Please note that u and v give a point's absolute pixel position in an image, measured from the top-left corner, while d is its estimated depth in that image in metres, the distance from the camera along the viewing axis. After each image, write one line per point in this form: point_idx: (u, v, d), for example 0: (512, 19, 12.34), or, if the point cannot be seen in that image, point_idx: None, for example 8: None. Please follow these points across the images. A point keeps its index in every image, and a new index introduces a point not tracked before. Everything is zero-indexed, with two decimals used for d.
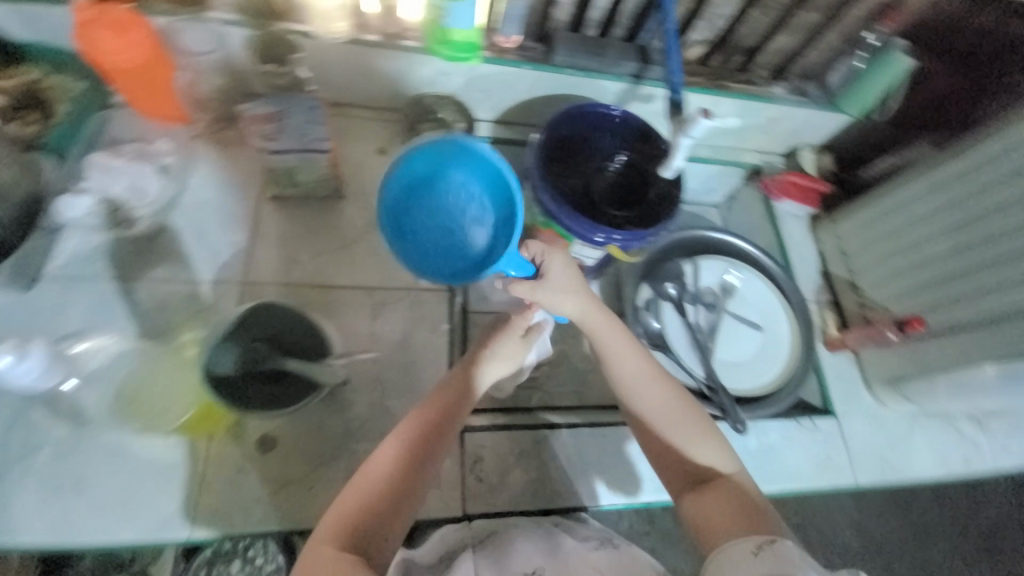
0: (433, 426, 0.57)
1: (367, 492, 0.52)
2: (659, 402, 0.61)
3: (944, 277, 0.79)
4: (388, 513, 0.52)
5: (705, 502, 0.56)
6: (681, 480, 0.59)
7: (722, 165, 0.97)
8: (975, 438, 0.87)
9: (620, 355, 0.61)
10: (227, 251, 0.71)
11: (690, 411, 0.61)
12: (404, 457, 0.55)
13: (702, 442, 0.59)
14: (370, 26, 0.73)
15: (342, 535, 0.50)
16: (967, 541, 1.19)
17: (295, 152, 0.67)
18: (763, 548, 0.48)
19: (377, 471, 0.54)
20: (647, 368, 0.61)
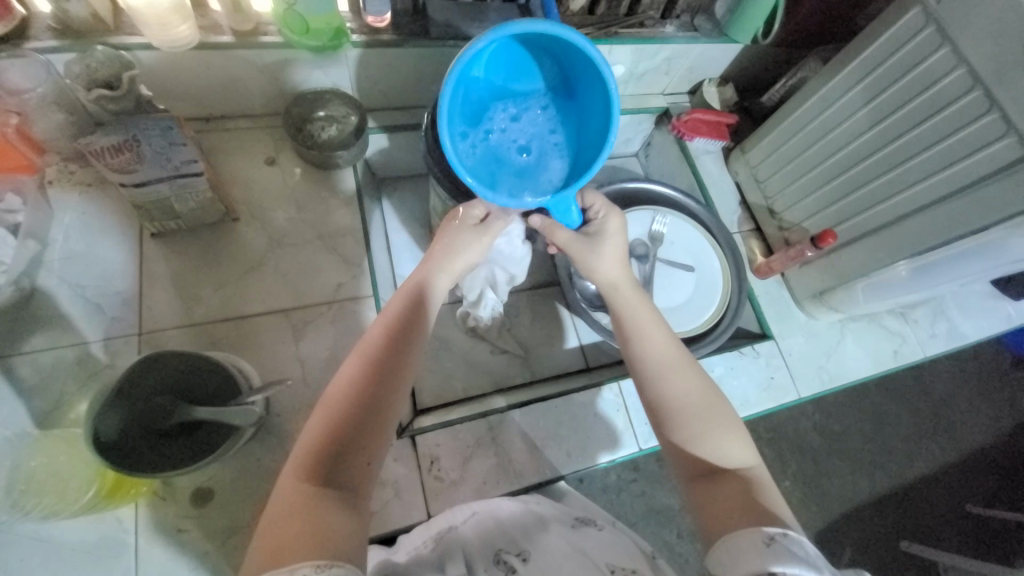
0: (401, 330, 0.50)
1: (340, 416, 0.44)
2: (691, 390, 0.53)
3: (846, 190, 0.80)
4: (366, 434, 0.44)
5: (712, 491, 0.47)
6: (683, 466, 0.50)
7: (631, 114, 0.97)
8: (901, 331, 0.93)
9: (648, 332, 0.56)
10: (115, 302, 0.65)
11: (717, 409, 0.52)
12: (373, 368, 0.47)
13: (722, 436, 0.50)
14: (220, 27, 0.66)
15: (314, 472, 0.42)
16: (917, 419, 1.30)
17: (164, 180, 0.60)
18: (776, 542, 0.40)
19: (347, 386, 0.46)
20: (670, 349, 0.55)
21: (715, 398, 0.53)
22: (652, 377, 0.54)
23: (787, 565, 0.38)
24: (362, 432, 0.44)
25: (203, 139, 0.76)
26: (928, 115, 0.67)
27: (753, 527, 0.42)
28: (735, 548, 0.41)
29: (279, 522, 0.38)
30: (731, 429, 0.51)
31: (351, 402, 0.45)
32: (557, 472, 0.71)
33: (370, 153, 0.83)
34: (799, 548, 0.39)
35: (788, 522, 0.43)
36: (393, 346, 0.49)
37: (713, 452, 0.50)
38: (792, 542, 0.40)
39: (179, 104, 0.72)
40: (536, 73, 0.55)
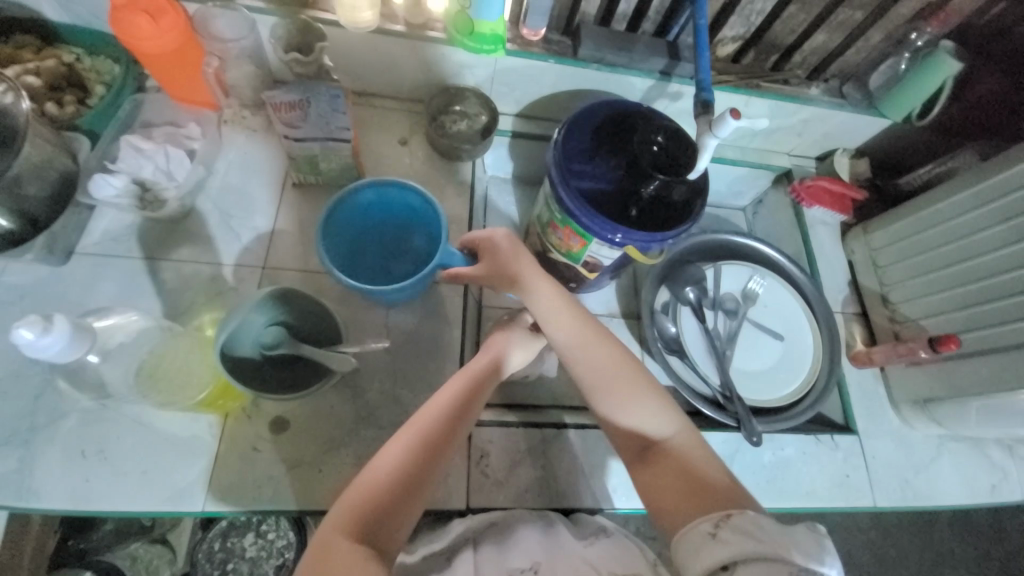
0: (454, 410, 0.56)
1: (389, 481, 0.51)
2: (600, 370, 0.60)
3: (983, 296, 0.74)
4: (407, 503, 0.51)
5: (654, 471, 0.56)
6: (630, 451, 0.59)
7: (750, 168, 0.95)
8: (1007, 465, 0.82)
9: (559, 320, 0.62)
10: (249, 235, 0.73)
11: (629, 378, 0.60)
12: (423, 441, 0.54)
13: (635, 405, 0.59)
14: (396, 17, 0.74)
15: (354, 526, 0.49)
16: (999, 569, 1.14)
17: (318, 140, 0.68)
18: (721, 528, 0.46)
19: (401, 455, 0.53)
20: (585, 332, 0.62)
21: (633, 368, 0.61)
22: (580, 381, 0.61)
23: (732, 548, 0.44)
24: (404, 498, 0.51)
25: (354, 110, 0.84)
26: None
27: (704, 516, 0.48)
28: (690, 541, 0.47)
29: (326, 562, 0.45)
30: (643, 395, 0.59)
31: (401, 467, 0.52)
32: (602, 505, 0.69)
33: (490, 152, 0.89)
34: (746, 524, 0.46)
35: (740, 501, 0.49)
36: (450, 423, 0.56)
37: (642, 424, 0.58)
38: (742, 521, 0.46)
39: (343, 76, 0.80)
40: (388, 214, 0.71)
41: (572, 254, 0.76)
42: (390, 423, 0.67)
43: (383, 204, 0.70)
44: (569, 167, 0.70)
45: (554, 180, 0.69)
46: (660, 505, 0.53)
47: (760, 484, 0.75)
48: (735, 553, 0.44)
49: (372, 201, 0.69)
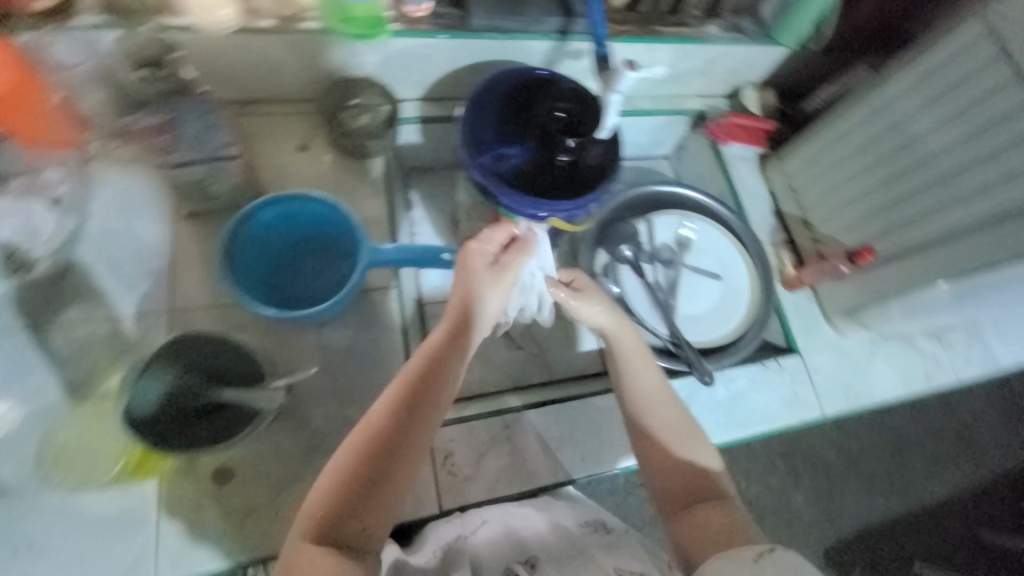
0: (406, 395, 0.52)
1: (351, 476, 0.49)
2: (658, 425, 0.58)
3: (887, 204, 0.77)
4: (372, 500, 0.49)
5: (695, 519, 0.53)
6: (671, 501, 0.55)
7: (665, 116, 0.95)
8: (934, 353, 0.89)
9: (638, 372, 0.60)
10: (146, 281, 0.66)
11: (693, 441, 0.58)
12: (385, 429, 0.50)
13: (701, 460, 0.57)
14: (261, 11, 0.66)
15: (320, 527, 0.47)
16: (944, 441, 1.26)
17: (201, 163, 0.63)
18: (765, 558, 0.44)
19: (353, 452, 0.49)
20: (634, 389, 0.59)
21: (693, 430, 0.58)
22: (644, 420, 0.58)
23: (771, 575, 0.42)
24: (365, 497, 0.48)
25: (239, 122, 0.76)
26: (982, 133, 0.64)
27: (745, 547, 0.46)
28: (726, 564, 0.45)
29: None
30: (705, 456, 0.57)
31: (356, 468, 0.49)
32: (568, 476, 0.70)
33: (401, 142, 0.84)
34: (789, 559, 0.43)
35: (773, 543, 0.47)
36: (408, 411, 0.51)
37: (701, 481, 0.56)
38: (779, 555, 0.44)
39: (217, 86, 0.72)
40: (296, 231, 0.67)
41: None
42: None
43: (286, 221, 0.65)
44: (480, 146, 0.67)
45: (466, 164, 0.66)
46: (689, 544, 0.51)
47: (718, 420, 0.78)
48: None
49: (274, 220, 0.64)
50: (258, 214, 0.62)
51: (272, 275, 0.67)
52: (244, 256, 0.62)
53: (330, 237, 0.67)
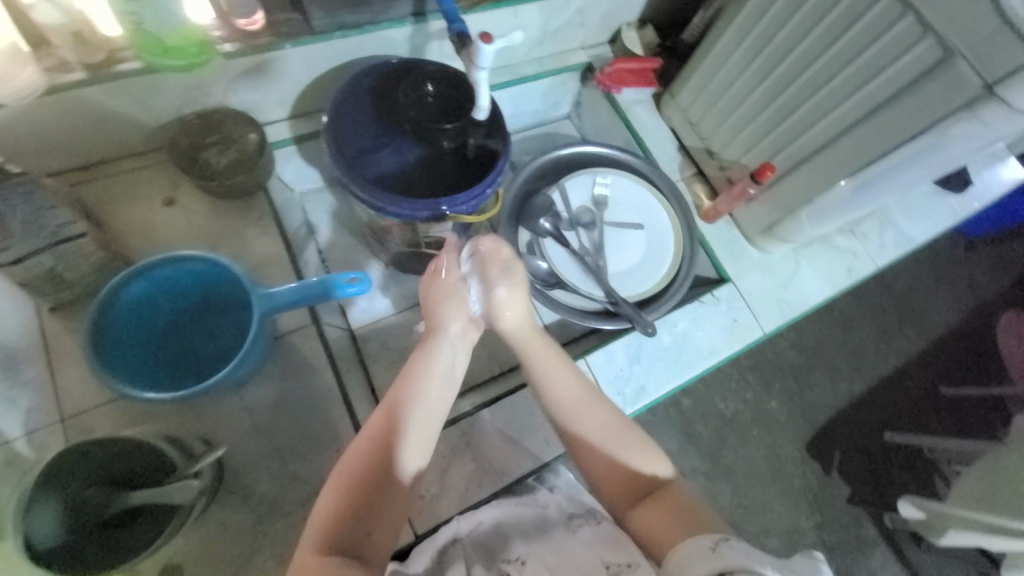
0: (412, 398, 0.53)
1: (354, 486, 0.49)
2: (595, 429, 0.57)
3: (779, 117, 0.77)
4: (382, 505, 0.50)
5: (649, 514, 0.52)
6: (621, 497, 0.55)
7: (553, 76, 0.92)
8: (852, 246, 0.93)
9: (555, 378, 0.59)
10: (24, 394, 0.59)
11: (628, 439, 0.56)
12: (385, 435, 0.51)
13: (642, 451, 0.56)
14: (67, 63, 0.59)
15: (326, 540, 0.47)
16: (880, 314, 1.37)
17: (44, 250, 0.56)
18: (721, 546, 0.45)
19: (365, 455, 0.50)
20: (572, 391, 0.58)
21: (626, 426, 0.57)
22: (575, 427, 0.57)
23: (727, 564, 0.42)
24: (375, 503, 0.50)
25: (86, 190, 0.69)
26: (843, 30, 0.65)
27: (701, 537, 0.47)
28: (687, 556, 0.46)
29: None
30: (642, 449, 0.56)
31: (367, 474, 0.50)
32: (549, 457, 0.70)
33: (281, 169, 0.78)
34: (743, 549, 0.44)
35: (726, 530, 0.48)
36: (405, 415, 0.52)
37: (642, 473, 0.55)
38: (732, 545, 0.45)
39: (50, 157, 0.65)
40: (181, 294, 0.60)
41: (410, 241, 0.70)
42: (298, 502, 0.61)
43: (166, 288, 0.59)
44: (355, 159, 0.63)
45: (344, 180, 0.61)
46: (648, 541, 0.51)
47: (670, 365, 0.80)
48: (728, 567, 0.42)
49: (149, 290, 0.57)
50: (128, 288, 0.55)
51: (160, 355, 0.61)
52: (117, 341, 0.56)
53: (216, 296, 0.61)
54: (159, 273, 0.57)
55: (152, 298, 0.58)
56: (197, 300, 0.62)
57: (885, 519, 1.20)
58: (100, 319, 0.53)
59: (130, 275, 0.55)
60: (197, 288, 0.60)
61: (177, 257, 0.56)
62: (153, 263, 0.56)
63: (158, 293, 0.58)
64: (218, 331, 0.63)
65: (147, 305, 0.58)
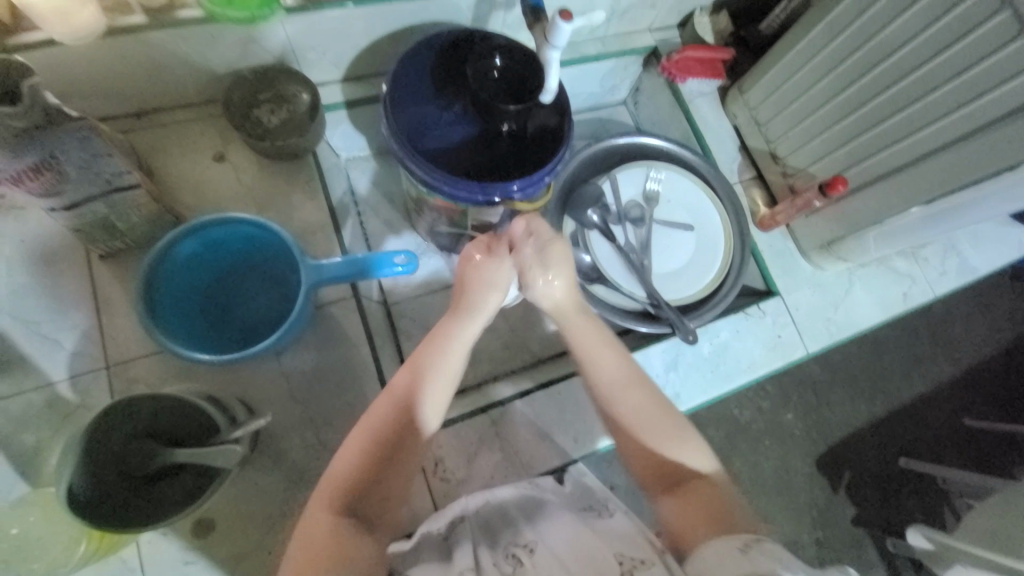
0: (432, 372, 0.51)
1: (370, 454, 0.49)
2: (641, 410, 0.54)
3: (859, 128, 0.72)
4: (393, 473, 0.50)
5: (681, 502, 0.50)
6: (654, 483, 0.54)
7: (616, 58, 0.87)
8: (910, 271, 0.88)
9: (601, 356, 0.56)
10: (74, 337, 0.60)
11: (671, 425, 0.54)
12: (405, 407, 0.50)
13: (683, 442, 0.53)
14: (128, 4, 0.57)
15: (338, 500, 0.47)
16: (917, 338, 1.31)
17: (99, 198, 0.55)
18: (751, 548, 0.42)
19: (384, 420, 0.50)
20: (620, 372, 0.56)
21: (670, 412, 0.55)
22: (611, 402, 0.55)
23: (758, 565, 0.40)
24: (393, 464, 0.50)
25: (139, 139, 0.68)
26: (949, 43, 0.59)
27: (731, 537, 0.45)
28: (713, 555, 0.44)
29: (309, 549, 0.44)
30: (682, 439, 0.53)
31: (390, 436, 0.50)
32: (582, 451, 0.69)
33: (330, 133, 0.76)
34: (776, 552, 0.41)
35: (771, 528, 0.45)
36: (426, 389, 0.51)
37: (679, 463, 0.53)
38: (768, 547, 0.42)
39: (105, 101, 0.65)
40: (225, 255, 0.60)
41: (456, 223, 0.68)
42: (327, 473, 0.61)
43: (213, 249, 0.58)
44: (413, 133, 0.61)
45: (399, 157, 0.59)
46: (678, 529, 0.49)
47: (706, 376, 0.78)
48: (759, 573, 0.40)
49: (197, 248, 0.57)
50: (177, 246, 0.55)
51: (202, 317, 0.61)
52: (165, 298, 0.55)
53: (262, 260, 0.61)
54: (210, 232, 0.56)
55: (198, 258, 0.58)
56: (240, 264, 0.62)
57: (887, 542, 1.17)
58: (150, 276, 0.53)
59: (181, 233, 0.54)
60: (243, 249, 0.60)
61: (228, 219, 0.55)
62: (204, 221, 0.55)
63: (206, 253, 0.58)
64: (260, 296, 0.63)
65: (193, 264, 0.58)
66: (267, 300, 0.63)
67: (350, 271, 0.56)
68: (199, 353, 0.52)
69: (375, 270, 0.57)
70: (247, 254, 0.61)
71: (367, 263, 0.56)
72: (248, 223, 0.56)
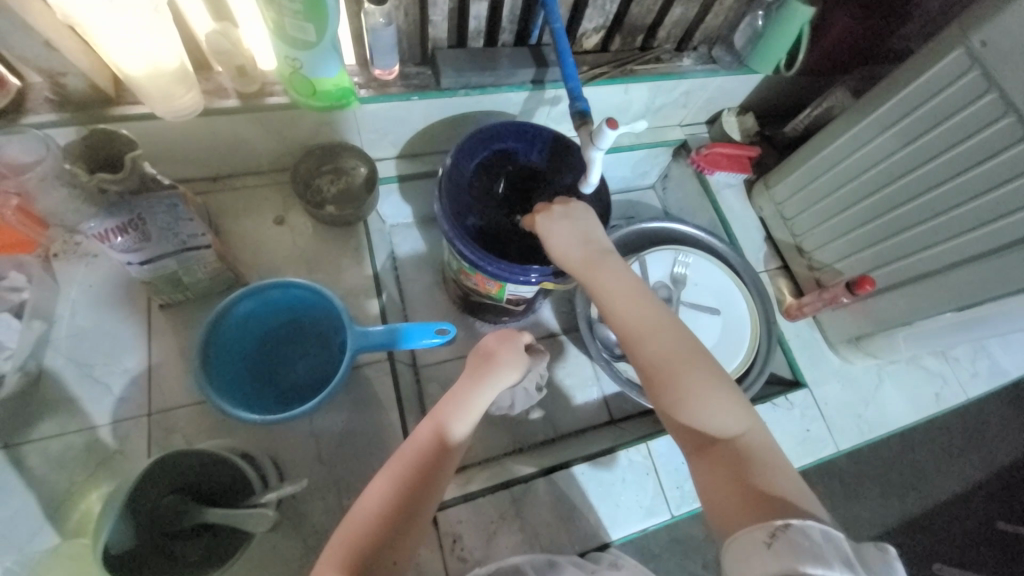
0: (447, 428, 0.51)
1: (385, 506, 0.48)
2: (665, 355, 0.53)
3: (885, 233, 0.75)
4: (406, 532, 0.47)
5: (711, 470, 0.48)
6: (684, 442, 0.52)
7: (648, 149, 0.94)
8: (941, 371, 0.88)
9: (621, 303, 0.56)
10: (123, 382, 0.63)
11: (699, 365, 0.52)
12: (419, 458, 0.50)
13: (711, 399, 0.51)
14: (225, 89, 0.65)
15: (350, 560, 0.45)
16: (951, 435, 1.26)
17: (170, 255, 0.60)
18: (779, 539, 0.41)
19: (399, 473, 0.49)
20: (646, 322, 0.55)
21: (698, 360, 0.53)
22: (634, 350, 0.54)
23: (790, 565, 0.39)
24: (402, 524, 0.47)
25: (210, 199, 0.75)
26: (972, 164, 0.63)
27: (757, 522, 0.43)
28: (741, 548, 0.42)
29: None
30: (710, 388, 0.51)
31: (405, 490, 0.48)
32: (604, 538, 0.67)
33: (381, 203, 0.83)
34: (804, 541, 0.40)
35: (800, 508, 0.44)
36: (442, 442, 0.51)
37: (708, 421, 0.50)
38: (796, 533, 0.41)
39: (188, 165, 0.72)
40: (276, 317, 0.63)
41: (492, 296, 0.70)
42: None
43: (266, 311, 0.62)
44: (462, 215, 0.65)
45: (449, 236, 0.63)
46: (712, 506, 0.47)
47: None
48: (794, 567, 0.39)
49: (252, 309, 0.60)
50: (236, 307, 0.58)
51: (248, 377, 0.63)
52: (218, 357, 0.58)
53: (309, 322, 0.65)
54: (268, 295, 0.60)
55: (251, 319, 0.61)
56: (287, 325, 0.65)
57: None
58: (208, 336, 0.56)
59: (243, 295, 0.58)
60: (293, 311, 0.64)
61: (287, 282, 0.59)
62: (263, 283, 0.59)
63: (259, 314, 0.61)
64: (303, 357, 0.66)
65: (247, 325, 0.61)
66: (310, 361, 0.66)
67: (394, 339, 0.59)
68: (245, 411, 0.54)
69: (416, 340, 0.59)
70: (296, 316, 0.64)
71: (410, 333, 0.59)
72: (302, 287, 0.60)
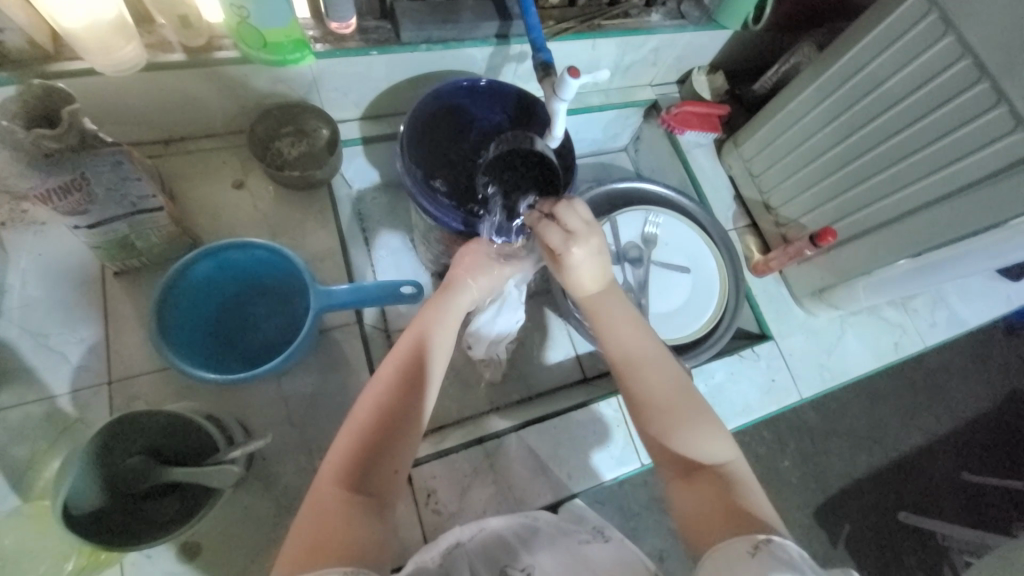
0: (424, 343, 0.52)
1: (372, 420, 0.48)
2: (661, 387, 0.54)
3: (848, 183, 0.76)
4: (395, 443, 0.48)
5: (695, 491, 0.49)
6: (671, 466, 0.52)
7: (618, 109, 0.93)
8: (900, 322, 0.91)
9: (622, 332, 0.56)
10: (81, 351, 0.61)
11: (692, 405, 0.54)
12: (400, 374, 0.50)
13: (707, 435, 0.52)
14: (170, 43, 0.62)
15: (347, 477, 0.46)
16: (915, 388, 1.32)
17: (123, 217, 0.58)
18: (761, 551, 0.41)
19: (380, 390, 0.50)
20: (643, 352, 0.56)
21: (692, 398, 0.54)
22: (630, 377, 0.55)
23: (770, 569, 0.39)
24: (395, 435, 0.48)
25: (164, 163, 0.72)
26: (930, 109, 0.64)
27: (740, 537, 0.43)
28: (723, 557, 0.42)
29: (318, 530, 0.42)
30: (707, 424, 0.53)
31: (389, 405, 0.49)
32: (575, 487, 0.69)
33: (345, 165, 0.81)
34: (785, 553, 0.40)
35: (777, 528, 0.44)
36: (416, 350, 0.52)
37: (702, 448, 0.52)
38: (776, 546, 0.41)
39: (139, 128, 0.69)
40: (236, 280, 0.62)
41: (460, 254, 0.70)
42: None
43: (225, 273, 0.60)
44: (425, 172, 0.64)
45: (411, 192, 0.61)
46: (694, 522, 0.47)
47: None
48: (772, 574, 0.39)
49: (210, 271, 0.59)
50: (192, 268, 0.57)
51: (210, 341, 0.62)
52: (175, 320, 0.56)
53: (272, 285, 0.64)
54: (225, 256, 0.58)
55: (210, 281, 0.60)
56: (248, 288, 0.64)
57: None
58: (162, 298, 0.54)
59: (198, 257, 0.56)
60: (254, 274, 0.62)
61: (245, 243, 0.58)
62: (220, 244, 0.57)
63: (218, 277, 0.60)
64: (266, 321, 0.65)
65: (205, 287, 0.60)
66: (273, 325, 0.65)
67: (356, 298, 0.58)
68: (206, 372, 0.53)
69: (380, 298, 0.59)
70: (257, 279, 0.63)
71: (372, 291, 0.58)
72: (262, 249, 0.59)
